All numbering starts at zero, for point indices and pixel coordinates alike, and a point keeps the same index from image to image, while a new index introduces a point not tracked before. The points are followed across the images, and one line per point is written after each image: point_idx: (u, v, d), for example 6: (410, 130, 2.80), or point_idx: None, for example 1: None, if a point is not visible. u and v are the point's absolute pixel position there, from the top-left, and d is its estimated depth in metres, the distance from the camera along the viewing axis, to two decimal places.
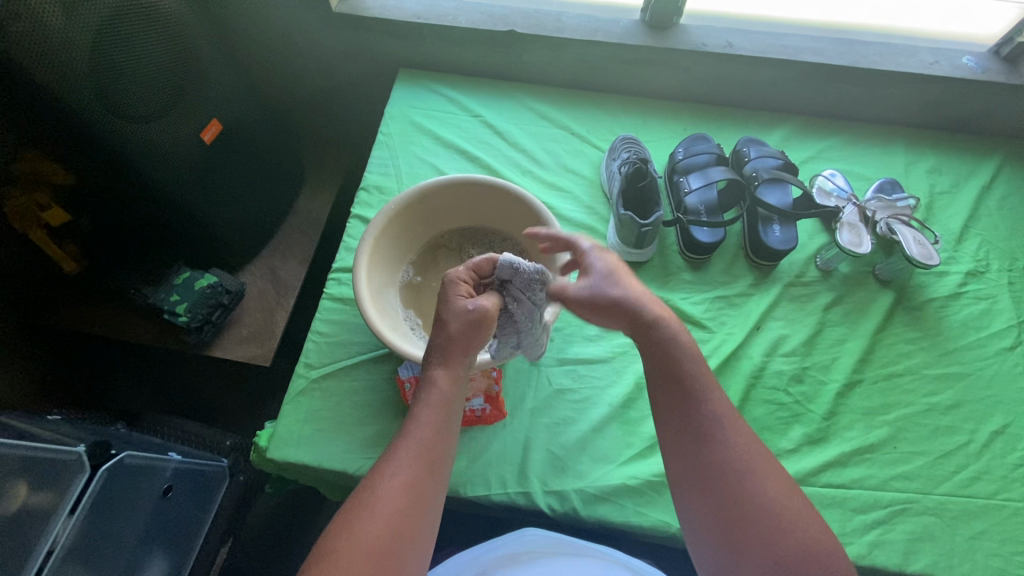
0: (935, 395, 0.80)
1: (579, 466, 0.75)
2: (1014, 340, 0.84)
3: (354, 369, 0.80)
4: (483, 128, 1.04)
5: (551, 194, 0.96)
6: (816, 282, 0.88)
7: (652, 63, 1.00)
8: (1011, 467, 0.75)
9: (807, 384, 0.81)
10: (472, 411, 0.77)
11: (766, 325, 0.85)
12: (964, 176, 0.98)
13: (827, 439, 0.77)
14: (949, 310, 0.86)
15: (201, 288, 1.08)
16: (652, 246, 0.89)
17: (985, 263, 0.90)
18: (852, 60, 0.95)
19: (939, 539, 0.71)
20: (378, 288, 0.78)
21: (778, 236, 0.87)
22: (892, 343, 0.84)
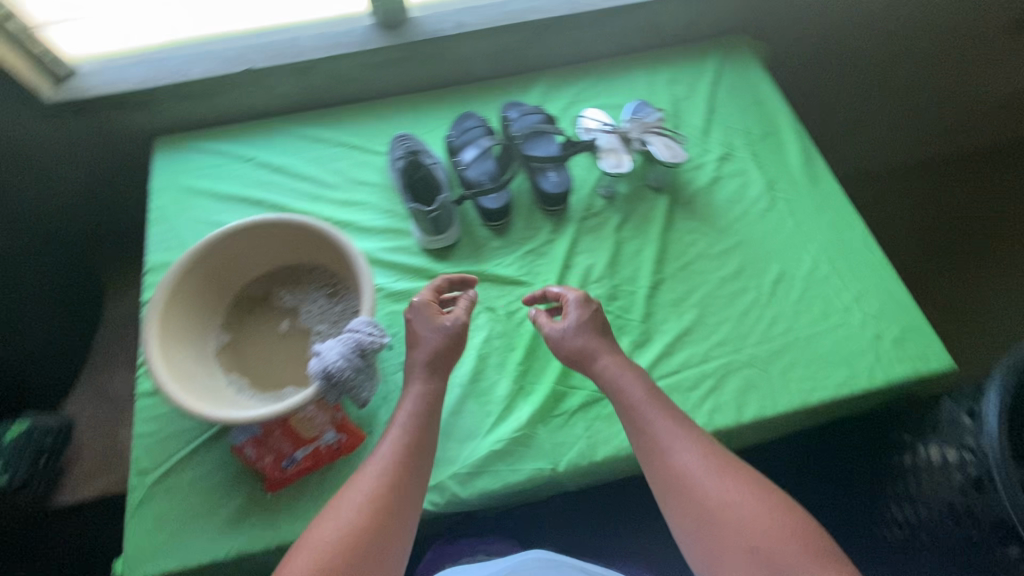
0: (722, 268, 0.92)
1: (447, 453, 0.77)
2: (768, 201, 0.99)
3: (193, 456, 0.76)
4: (260, 169, 1.01)
5: (350, 212, 0.96)
6: (605, 209, 0.97)
7: (401, 59, 1.05)
8: (793, 302, 0.89)
9: (621, 299, 0.89)
10: (328, 446, 0.73)
11: (574, 260, 0.92)
12: (696, 77, 1.12)
13: (650, 339, 0.86)
14: (713, 194, 1.00)
15: (12, 441, 0.95)
16: (454, 228, 0.94)
17: (731, 145, 1.05)
18: (570, 8, 1.07)
19: (759, 385, 0.82)
20: (181, 365, 0.74)
21: (554, 180, 0.95)
22: (679, 237, 0.95)
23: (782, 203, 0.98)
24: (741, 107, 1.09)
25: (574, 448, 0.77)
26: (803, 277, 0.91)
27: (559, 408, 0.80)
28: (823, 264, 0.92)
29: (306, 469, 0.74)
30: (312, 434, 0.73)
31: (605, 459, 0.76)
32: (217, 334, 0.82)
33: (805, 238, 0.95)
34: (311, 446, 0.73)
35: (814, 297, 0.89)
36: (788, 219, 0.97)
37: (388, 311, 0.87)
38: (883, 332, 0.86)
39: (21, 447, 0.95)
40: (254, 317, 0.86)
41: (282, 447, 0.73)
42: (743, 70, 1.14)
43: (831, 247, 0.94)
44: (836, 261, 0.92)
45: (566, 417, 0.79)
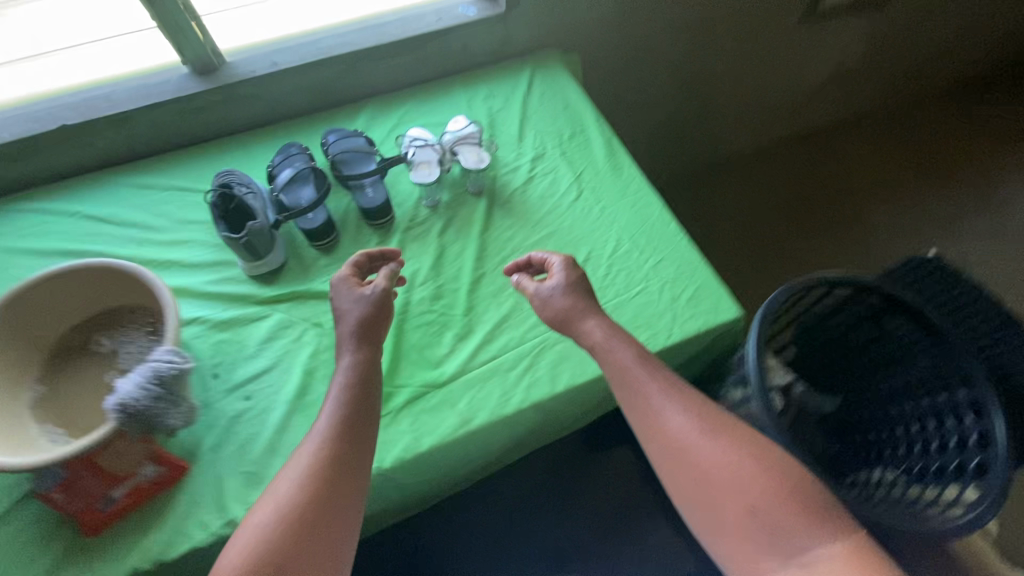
0: (536, 257, 1.02)
1: (272, 469, 0.79)
2: (577, 191, 1.10)
3: (12, 512, 0.76)
4: (88, 221, 1.04)
5: (180, 250, 1.01)
6: (427, 218, 1.06)
7: (222, 103, 1.14)
8: (600, 278, 0.99)
9: (445, 297, 0.96)
10: (148, 481, 0.75)
11: (401, 269, 1.00)
12: (511, 90, 1.25)
13: (470, 331, 0.93)
14: (528, 192, 1.10)
15: None
16: (280, 252, 0.99)
17: (543, 146, 1.16)
18: (376, 40, 1.18)
19: (573, 355, 0.89)
20: None
21: (370, 196, 1.03)
22: (498, 235, 1.04)
23: (588, 192, 1.10)
24: (552, 111, 1.22)
25: (398, 443, 0.82)
26: (608, 255, 1.01)
27: (386, 407, 0.85)
28: (625, 241, 1.03)
29: (127, 507, 0.75)
30: (127, 471, 0.73)
31: (428, 447, 0.81)
32: (32, 385, 0.83)
33: (610, 220, 1.06)
34: (129, 483, 0.74)
35: (618, 271, 1.00)
36: (595, 205, 1.08)
37: (216, 341, 0.91)
38: (678, 293, 0.96)
39: None
40: (75, 364, 0.87)
41: (95, 490, 0.73)
42: (552, 78, 1.27)
43: (633, 226, 1.04)
44: (636, 236, 1.03)
45: (392, 416, 0.84)
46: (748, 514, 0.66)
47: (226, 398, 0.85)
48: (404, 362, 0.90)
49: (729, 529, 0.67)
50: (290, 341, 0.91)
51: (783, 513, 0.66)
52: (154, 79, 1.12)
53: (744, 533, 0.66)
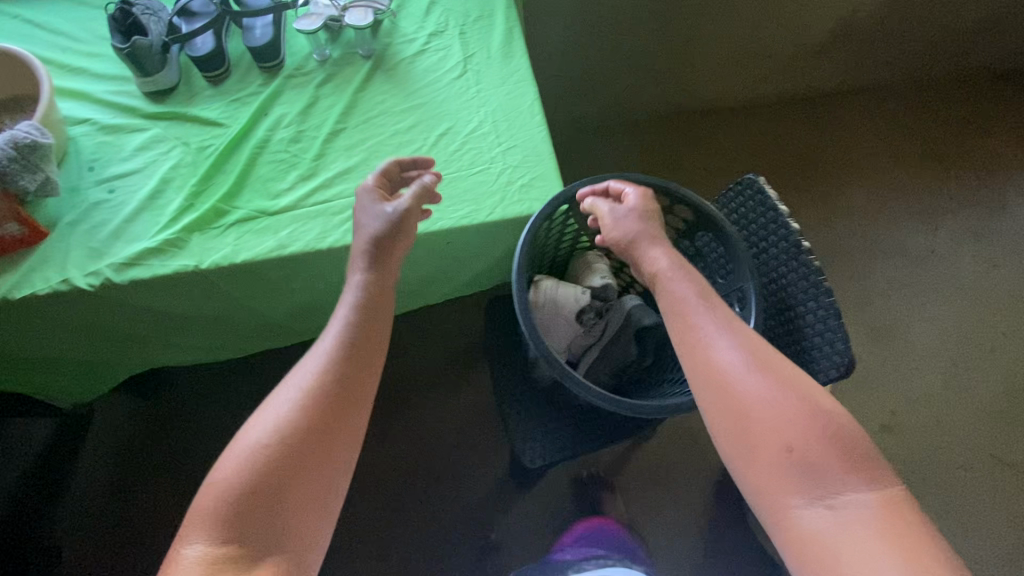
0: (401, 122, 0.94)
1: (113, 249, 0.84)
2: (460, 71, 0.99)
3: None
4: (22, 24, 1.03)
5: (88, 61, 1.00)
6: (313, 70, 0.99)
7: None
8: (448, 152, 0.92)
9: (303, 141, 0.93)
10: (11, 237, 0.82)
11: (271, 109, 0.96)
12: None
13: (316, 173, 0.90)
14: (416, 63, 1.00)
15: None
16: (173, 71, 0.97)
17: (444, 25, 1.04)
18: None
19: None
20: None
21: (257, 34, 0.97)
22: (372, 97, 0.97)
23: (472, 74, 0.99)
24: None
25: (222, 251, 0.84)
26: (465, 132, 0.93)
27: (218, 221, 0.86)
28: (486, 124, 0.94)
29: None
30: None
31: (244, 262, 0.83)
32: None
33: (483, 100, 0.96)
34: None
35: (467, 148, 0.92)
36: (472, 87, 0.98)
37: (98, 141, 0.93)
38: (517, 178, 0.89)
39: None
40: None
41: None
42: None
43: (501, 111, 0.95)
44: (500, 122, 0.94)
45: (221, 229, 0.85)
46: (787, 461, 0.55)
47: (92, 188, 0.90)
48: (244, 189, 0.89)
49: (756, 462, 0.57)
50: (162, 151, 0.93)
51: (811, 452, 0.55)
52: None
53: (772, 458, 0.56)
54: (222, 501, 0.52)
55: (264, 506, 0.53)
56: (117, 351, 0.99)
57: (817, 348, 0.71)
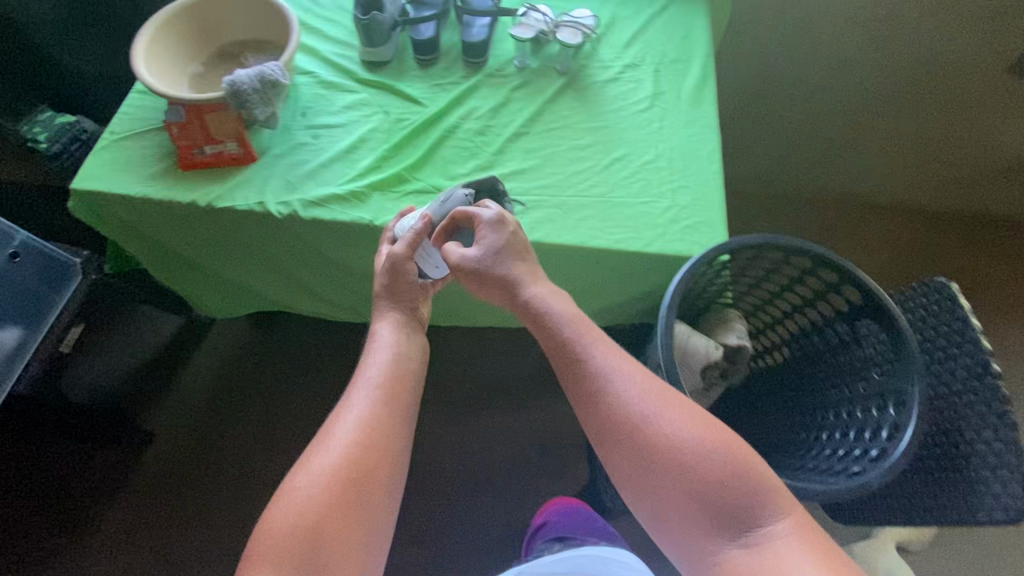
0: (580, 139, 0.99)
1: (304, 187, 0.94)
2: (649, 105, 1.02)
3: (145, 134, 1.00)
4: None
5: (321, 21, 1.12)
6: (511, 74, 1.06)
7: None
8: (622, 178, 0.94)
9: (487, 135, 0.99)
10: (228, 152, 0.96)
11: (465, 100, 1.03)
12: (644, 4, 1.15)
13: (492, 167, 0.96)
14: (605, 89, 1.04)
15: (62, 123, 1.26)
16: (390, 48, 1.07)
17: (642, 58, 1.08)
18: None
19: (557, 221, 0.90)
20: (157, 63, 0.97)
21: (473, 32, 1.06)
22: (557, 110, 1.02)
23: (658, 110, 1.01)
24: (668, 37, 1.11)
25: (395, 214, 0.91)
26: (641, 162, 0.95)
27: (399, 186, 0.94)
28: (664, 159, 0.95)
29: (211, 164, 0.97)
30: (221, 137, 0.94)
31: None
32: (194, 65, 1.04)
33: (663, 137, 0.98)
34: (217, 147, 0.95)
35: (640, 178, 0.93)
36: (655, 122, 1.00)
37: (315, 92, 1.04)
38: (682, 218, 0.89)
39: (65, 129, 1.26)
40: (226, 65, 1.06)
41: (197, 140, 0.95)
42: (689, 11, 1.14)
43: (679, 152, 0.96)
44: (676, 160, 0.95)
45: (400, 194, 0.93)
46: (700, 497, 0.59)
47: (301, 131, 1.00)
48: (429, 165, 0.96)
49: (670, 510, 0.61)
50: (367, 114, 1.02)
51: (725, 494, 0.59)
52: None
53: (680, 506, 0.60)
54: (291, 526, 0.61)
55: (313, 536, 0.61)
56: (270, 281, 1.11)
57: (986, 483, 0.76)
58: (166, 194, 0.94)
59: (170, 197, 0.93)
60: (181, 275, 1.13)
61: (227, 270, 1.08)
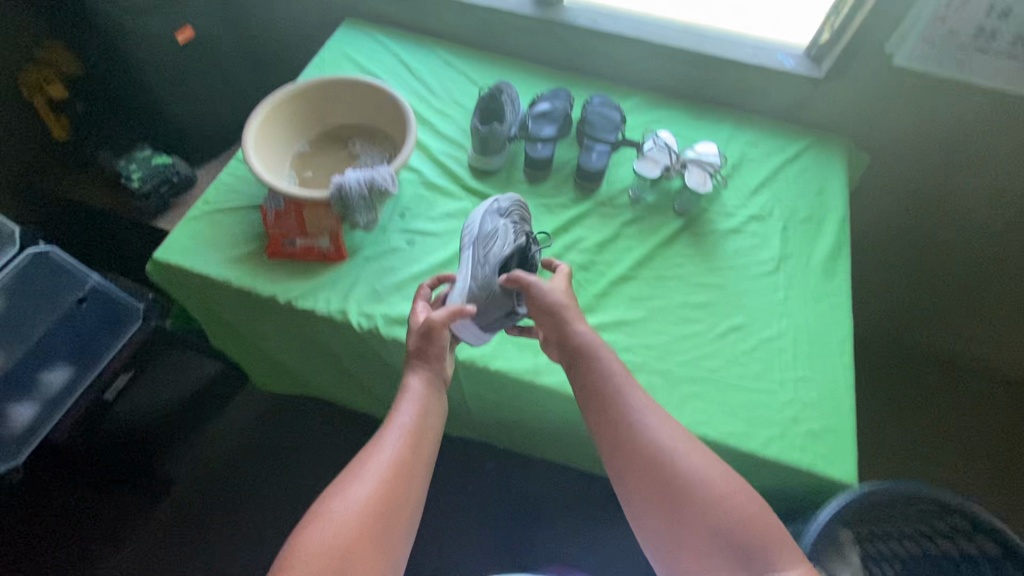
0: (693, 295, 0.89)
1: (389, 300, 0.87)
2: (773, 268, 0.92)
3: (238, 210, 0.96)
4: (400, 66, 1.18)
5: (436, 117, 1.10)
6: (624, 205, 0.98)
7: (538, 33, 1.15)
8: (738, 353, 0.84)
9: (590, 272, 0.91)
10: (319, 248, 0.90)
11: (572, 227, 0.96)
12: (775, 148, 1.07)
13: (592, 311, 0.87)
14: (725, 240, 0.95)
15: (155, 165, 1.27)
16: (501, 159, 1.02)
17: (769, 211, 0.99)
18: (689, 46, 1.09)
19: (659, 393, 0.80)
20: (266, 144, 0.95)
21: (596, 158, 1.00)
22: (670, 256, 0.93)
23: (783, 275, 0.91)
24: (799, 189, 1.02)
25: (481, 350, 0.84)
26: (761, 337, 0.85)
27: None
28: (786, 339, 0.85)
29: (297, 256, 0.91)
30: (313, 231, 0.89)
31: (496, 371, 0.82)
32: (301, 143, 1.01)
33: (786, 310, 0.88)
34: (308, 241, 0.90)
35: (758, 358, 0.83)
36: (779, 289, 0.90)
37: (417, 192, 1.00)
38: (803, 419, 0.78)
39: (158, 171, 1.26)
40: (333, 149, 1.03)
41: (289, 230, 0.90)
42: (823, 162, 1.05)
43: (804, 332, 0.86)
44: (800, 343, 0.85)
45: None
46: (732, 551, 0.57)
47: (395, 234, 0.95)
48: None
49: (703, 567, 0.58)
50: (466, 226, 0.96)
51: (756, 546, 0.57)
52: None
53: (706, 554, 0.58)
54: (306, 556, 0.55)
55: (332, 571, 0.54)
56: (330, 375, 1.05)
57: None
58: (247, 281, 0.89)
59: (251, 285, 0.88)
60: (232, 343, 1.05)
61: (288, 356, 1.02)
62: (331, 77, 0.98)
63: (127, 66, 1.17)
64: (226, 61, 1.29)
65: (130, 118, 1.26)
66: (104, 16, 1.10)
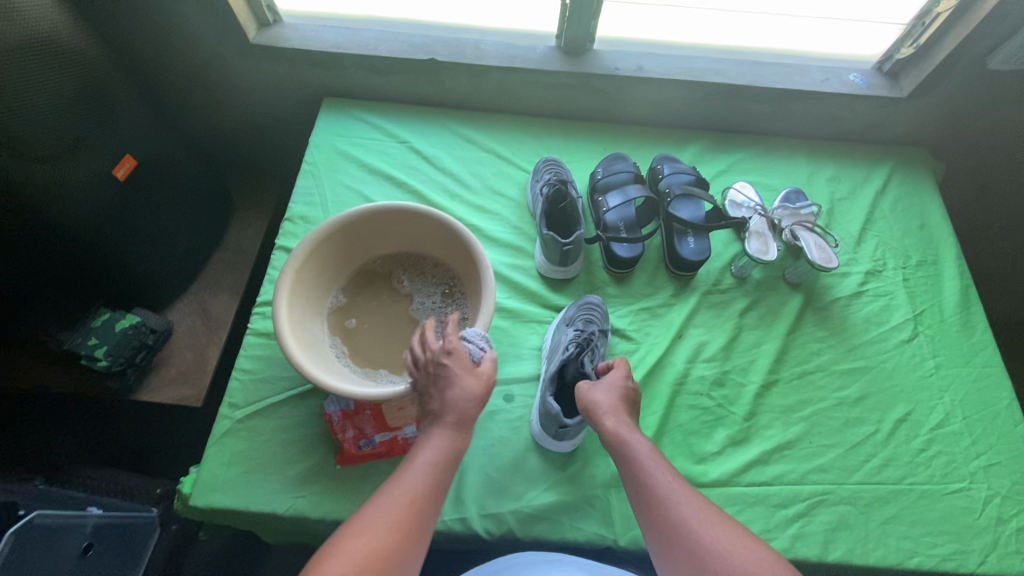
0: (844, 389, 0.79)
1: (514, 487, 0.71)
2: (911, 332, 0.83)
3: (281, 406, 0.75)
4: (410, 154, 0.96)
5: (482, 219, 0.91)
6: (732, 288, 0.85)
7: (570, 88, 0.95)
8: (915, 452, 0.75)
9: (727, 387, 0.78)
10: (406, 439, 0.71)
11: (687, 332, 0.82)
12: (860, 180, 0.96)
13: (748, 439, 0.75)
14: (852, 308, 0.85)
15: (122, 329, 0.98)
16: (578, 263, 0.85)
17: (882, 262, 0.89)
18: (752, 79, 0.92)
19: (854, 527, 0.70)
20: (303, 318, 0.72)
21: (692, 247, 0.84)
22: (804, 342, 0.82)
23: (925, 339, 0.83)
24: (902, 225, 0.92)
25: None
26: (930, 427, 0.77)
27: None
28: (956, 420, 0.77)
29: (380, 456, 0.71)
30: (395, 423, 0.71)
31: None
32: (334, 294, 0.80)
33: (943, 384, 0.80)
34: (391, 433, 0.71)
35: (937, 453, 0.75)
36: (926, 358, 0.81)
37: (492, 325, 0.82)
38: (1009, 516, 0.71)
39: (128, 336, 0.98)
40: (375, 290, 0.82)
41: (364, 428, 0.71)
42: (915, 189, 0.95)
43: (968, 407, 0.78)
44: (972, 421, 0.77)
45: None
46: None
47: None
48: (667, 441, 0.74)
49: None
50: None
51: None
52: (520, 42, 0.95)
53: None
54: None
55: None
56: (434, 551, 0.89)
57: None
58: (328, 509, 0.69)
59: (336, 514, 0.69)
60: (289, 538, 0.75)
61: None
62: (355, 209, 0.75)
63: (59, 233, 0.85)
64: (178, 181, 1.02)
65: (79, 281, 0.94)
66: (13, 174, 0.77)
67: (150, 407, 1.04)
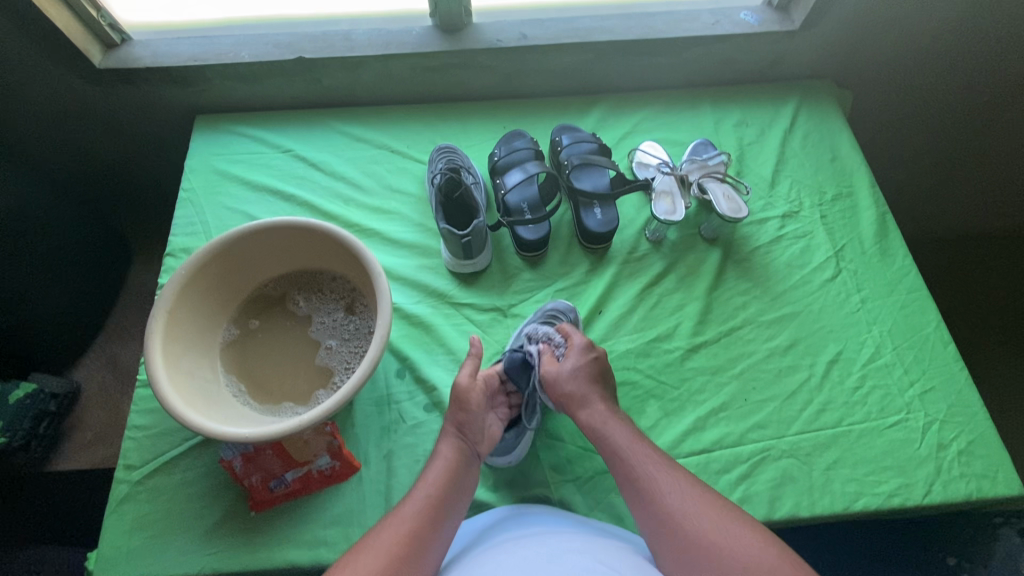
0: (774, 339, 0.77)
1: None
2: (833, 270, 0.81)
3: (182, 459, 0.69)
4: (296, 162, 0.89)
5: (382, 221, 0.85)
6: (648, 254, 0.82)
7: (456, 68, 0.89)
8: (851, 390, 0.73)
9: (654, 357, 0.75)
10: (320, 471, 0.66)
11: (607, 307, 0.78)
12: (768, 121, 0.93)
13: (682, 408, 0.72)
14: (773, 254, 0.83)
15: (17, 400, 0.89)
16: (486, 253, 0.81)
17: (798, 202, 0.86)
18: (641, 32, 0.87)
19: (799, 479, 0.67)
20: (187, 363, 0.65)
21: (599, 219, 0.81)
22: (727, 298, 0.80)
23: (848, 274, 0.81)
24: (814, 161, 0.90)
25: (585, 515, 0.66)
26: (862, 362, 0.75)
27: (572, 467, 0.69)
28: (887, 351, 0.75)
29: (295, 492, 0.66)
30: (304, 458, 0.65)
31: None
32: (225, 328, 0.73)
33: (871, 319, 0.78)
34: (302, 470, 0.65)
35: (872, 388, 0.73)
36: (852, 293, 0.79)
37: (404, 333, 0.77)
38: (949, 440, 0.68)
39: (25, 407, 0.90)
40: (272, 317, 0.76)
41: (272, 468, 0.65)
42: (824, 121, 0.92)
43: (897, 336, 0.76)
44: (902, 349, 0.75)
45: (578, 479, 0.68)
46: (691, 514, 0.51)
47: (406, 402, 0.72)
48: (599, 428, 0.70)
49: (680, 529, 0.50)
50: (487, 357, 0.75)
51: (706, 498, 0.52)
52: (394, 26, 0.89)
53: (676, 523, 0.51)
54: None
55: None
56: None
57: None
58: (245, 561, 0.63)
59: (254, 565, 0.63)
60: None
61: None
62: (227, 233, 0.69)
63: None
64: (54, 229, 0.93)
65: None
66: None
67: (71, 474, 0.93)
